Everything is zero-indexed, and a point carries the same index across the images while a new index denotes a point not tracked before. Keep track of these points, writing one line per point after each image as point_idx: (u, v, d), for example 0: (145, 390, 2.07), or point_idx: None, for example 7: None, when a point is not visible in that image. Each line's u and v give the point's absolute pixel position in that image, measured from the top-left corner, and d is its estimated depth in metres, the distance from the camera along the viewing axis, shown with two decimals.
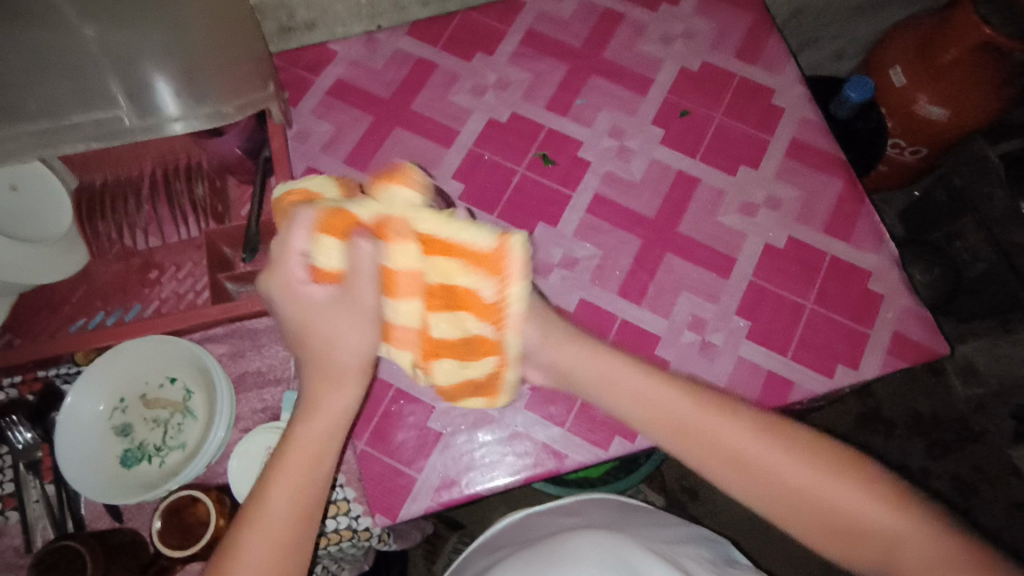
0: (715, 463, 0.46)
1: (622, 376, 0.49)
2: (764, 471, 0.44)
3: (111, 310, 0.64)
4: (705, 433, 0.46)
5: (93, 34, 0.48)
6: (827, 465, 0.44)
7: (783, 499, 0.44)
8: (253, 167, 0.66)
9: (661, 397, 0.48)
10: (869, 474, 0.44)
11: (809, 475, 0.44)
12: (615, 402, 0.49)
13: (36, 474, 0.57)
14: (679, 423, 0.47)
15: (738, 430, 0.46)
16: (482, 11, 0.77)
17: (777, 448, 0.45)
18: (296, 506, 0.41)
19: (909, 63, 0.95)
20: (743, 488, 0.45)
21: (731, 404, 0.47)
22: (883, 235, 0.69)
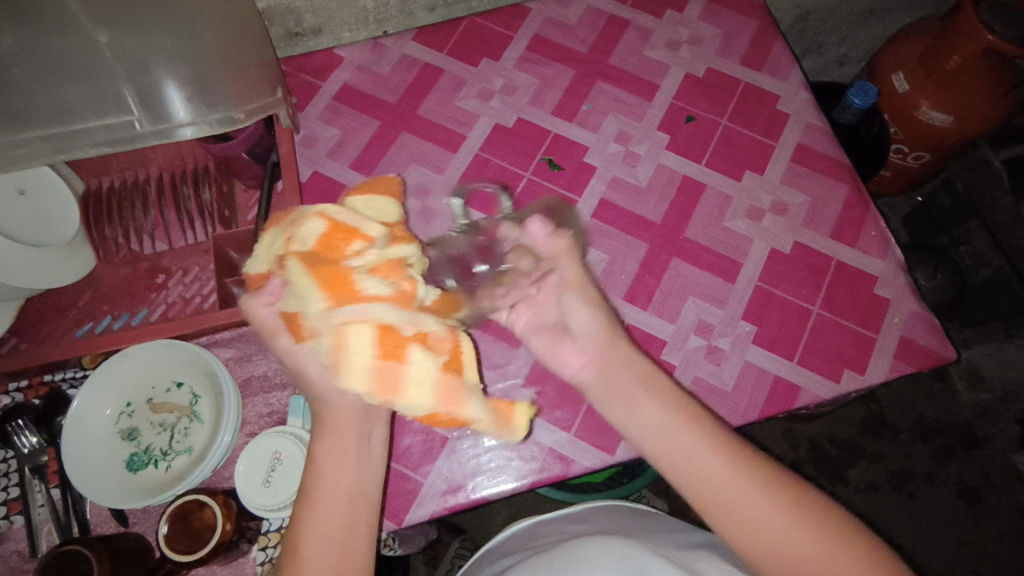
0: (719, 503, 0.41)
1: (646, 405, 0.45)
2: (773, 535, 0.40)
3: (117, 314, 0.64)
4: (717, 481, 0.42)
5: (106, 40, 0.48)
6: (838, 539, 0.39)
7: (790, 571, 0.39)
8: (260, 172, 0.67)
9: (681, 431, 0.44)
10: (880, 565, 0.39)
11: (825, 551, 0.39)
12: (644, 431, 0.45)
13: (41, 478, 0.56)
14: (693, 458, 0.43)
15: (750, 482, 0.41)
16: (488, 17, 0.77)
17: (787, 512, 0.40)
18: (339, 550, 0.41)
19: (911, 69, 0.95)
20: (747, 549, 0.40)
21: (749, 452, 0.43)
22: (889, 240, 0.69)
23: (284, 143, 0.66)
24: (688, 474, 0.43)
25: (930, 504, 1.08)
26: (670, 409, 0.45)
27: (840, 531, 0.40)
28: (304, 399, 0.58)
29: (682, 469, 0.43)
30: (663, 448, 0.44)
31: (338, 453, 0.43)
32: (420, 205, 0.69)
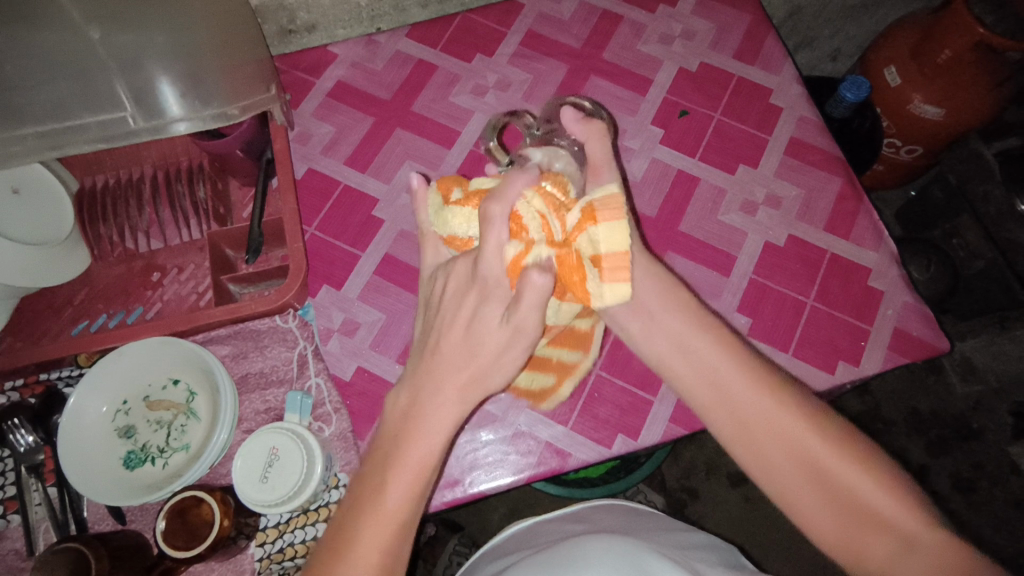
0: (729, 425, 0.48)
1: (687, 337, 0.51)
2: (782, 452, 0.45)
3: (113, 312, 0.64)
4: (735, 403, 0.47)
5: (98, 37, 0.48)
6: (844, 451, 0.44)
7: (797, 480, 0.44)
8: (255, 169, 0.67)
9: (715, 364, 0.49)
10: (882, 470, 0.43)
11: (832, 463, 0.44)
12: (669, 353, 0.52)
13: (38, 477, 0.56)
14: (720, 384, 0.48)
15: (769, 411, 0.46)
16: (481, 12, 0.77)
17: (798, 430, 0.45)
18: (394, 532, 0.38)
19: (903, 63, 0.96)
20: (750, 460, 0.47)
21: (781, 384, 0.48)
22: (883, 232, 0.69)
23: (278, 140, 0.66)
24: (712, 398, 0.48)
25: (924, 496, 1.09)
26: (704, 337, 0.51)
27: (843, 445, 0.45)
28: (300, 395, 0.58)
29: (706, 390, 0.49)
30: (692, 374, 0.50)
31: (430, 416, 0.41)
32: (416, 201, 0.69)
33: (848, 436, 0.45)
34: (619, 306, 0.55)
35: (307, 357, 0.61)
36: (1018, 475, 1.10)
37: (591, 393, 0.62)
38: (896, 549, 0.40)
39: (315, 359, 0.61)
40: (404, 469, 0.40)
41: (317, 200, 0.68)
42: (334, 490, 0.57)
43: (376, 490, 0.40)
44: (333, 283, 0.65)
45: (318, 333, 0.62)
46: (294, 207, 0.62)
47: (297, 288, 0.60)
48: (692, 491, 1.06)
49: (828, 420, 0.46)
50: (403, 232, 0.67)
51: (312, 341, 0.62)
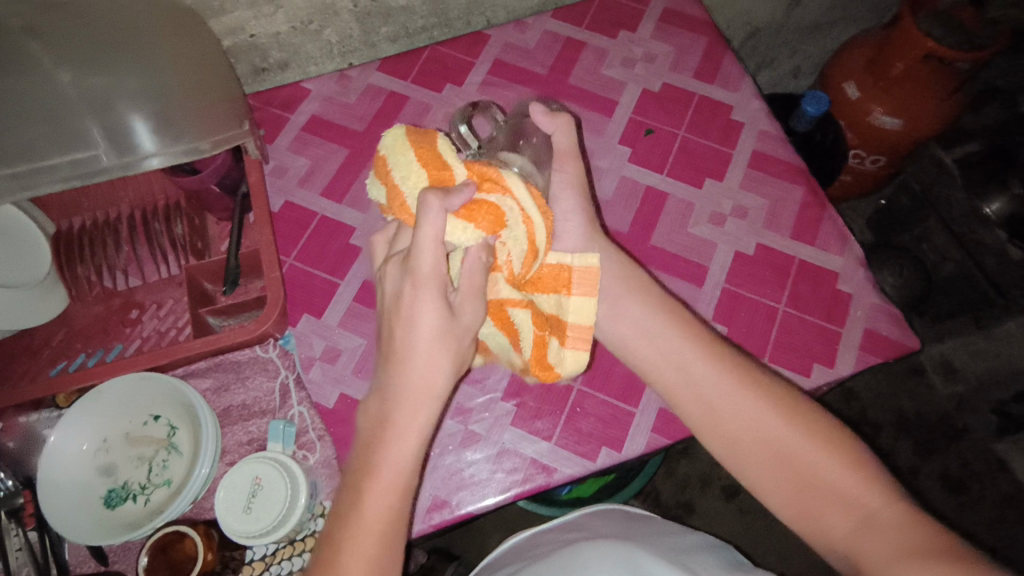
0: (692, 407, 0.52)
1: (651, 322, 0.55)
2: (744, 437, 0.49)
3: (91, 352, 0.64)
4: (701, 392, 0.51)
5: (69, 79, 0.51)
6: (797, 424, 0.48)
7: (758, 459, 0.48)
8: (231, 204, 0.68)
9: (677, 350, 0.54)
10: (833, 441, 0.47)
11: (794, 444, 0.47)
12: (637, 338, 0.55)
13: (18, 521, 0.54)
14: (684, 368, 0.53)
15: (727, 391, 0.50)
16: (449, 44, 0.80)
17: (753, 407, 0.49)
18: (383, 529, 0.42)
19: (860, 78, 1.00)
20: (715, 441, 0.51)
21: (737, 363, 0.52)
22: (847, 236, 0.71)
23: (253, 174, 0.67)
24: (680, 389, 0.52)
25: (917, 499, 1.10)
26: (670, 330, 0.55)
27: (806, 428, 0.48)
28: (282, 424, 0.58)
29: (675, 381, 0.53)
30: (660, 367, 0.54)
31: (398, 432, 0.43)
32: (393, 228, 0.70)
33: (812, 419, 0.49)
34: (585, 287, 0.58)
35: (289, 386, 0.61)
36: (1006, 473, 1.11)
37: (573, 408, 0.63)
38: (856, 524, 0.44)
39: (297, 387, 0.62)
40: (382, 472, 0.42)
41: (294, 231, 0.69)
42: (321, 517, 0.56)
43: (358, 493, 0.42)
44: (313, 312, 0.65)
45: (300, 361, 0.63)
46: (271, 239, 0.63)
47: (275, 318, 0.61)
48: (687, 506, 1.06)
49: (793, 402, 0.50)
50: (380, 259, 0.68)
51: (293, 370, 0.62)
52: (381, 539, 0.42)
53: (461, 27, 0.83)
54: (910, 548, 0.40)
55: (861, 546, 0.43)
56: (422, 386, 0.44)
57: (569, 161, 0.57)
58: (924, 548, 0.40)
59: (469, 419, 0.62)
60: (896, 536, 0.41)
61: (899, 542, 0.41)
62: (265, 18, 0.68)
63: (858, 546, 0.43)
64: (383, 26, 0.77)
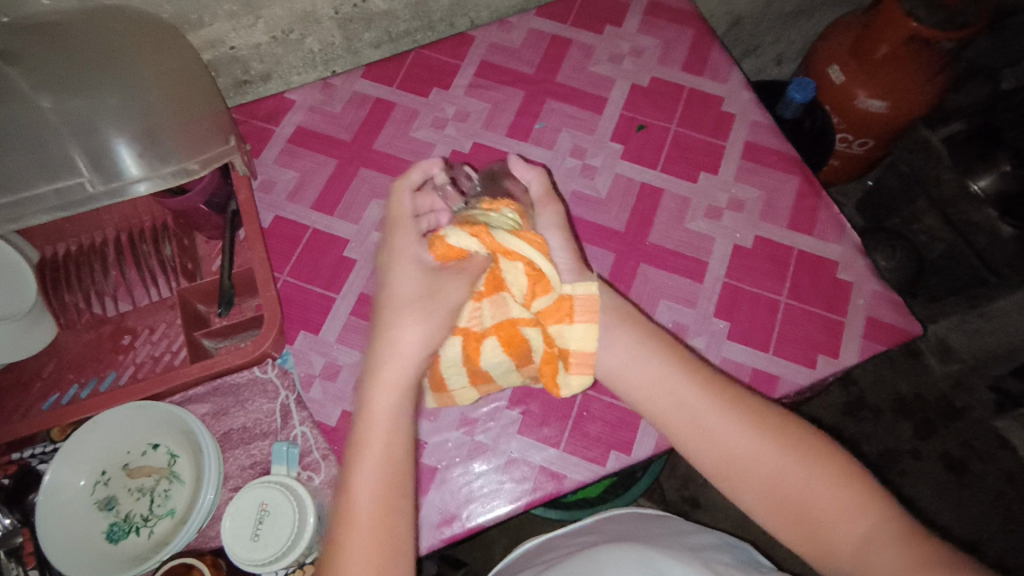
0: (687, 438, 0.49)
1: (638, 363, 0.53)
2: (738, 461, 0.47)
3: (84, 381, 0.62)
4: (695, 416, 0.49)
5: (50, 105, 0.50)
6: (801, 451, 0.47)
7: (762, 485, 0.46)
8: (221, 223, 0.66)
9: (671, 385, 0.51)
10: (840, 467, 0.46)
11: (789, 467, 0.46)
12: (620, 374, 0.53)
13: (19, 561, 0.53)
14: (678, 402, 0.50)
15: (724, 418, 0.49)
16: (434, 47, 0.79)
17: (752, 434, 0.48)
18: (377, 518, 0.41)
19: (845, 61, 1.00)
20: (714, 469, 0.48)
21: (734, 395, 0.50)
22: (844, 225, 0.71)
23: (242, 190, 0.65)
24: (673, 415, 0.50)
25: (920, 480, 1.10)
26: (656, 359, 0.52)
27: (802, 449, 0.47)
28: (286, 445, 0.57)
29: (667, 408, 0.50)
30: (649, 393, 0.51)
31: (380, 398, 0.45)
32: None
33: (808, 439, 0.47)
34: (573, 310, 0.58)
35: (289, 407, 0.60)
36: (1006, 450, 1.12)
37: (580, 412, 0.62)
38: (865, 548, 0.42)
39: (298, 407, 0.60)
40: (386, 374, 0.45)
41: (285, 247, 0.68)
42: (330, 540, 0.55)
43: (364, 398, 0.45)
44: (311, 328, 0.64)
45: (299, 380, 0.62)
46: (264, 256, 0.62)
47: (273, 337, 0.59)
48: (692, 500, 1.06)
49: (789, 425, 0.48)
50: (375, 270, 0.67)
51: (293, 390, 0.61)
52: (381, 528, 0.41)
53: (444, 30, 0.81)
54: (914, 566, 0.39)
55: (873, 568, 0.41)
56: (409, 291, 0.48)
57: (550, 206, 0.57)
58: (928, 566, 0.39)
59: (475, 430, 0.61)
60: (896, 555, 0.40)
61: (902, 560, 0.40)
62: (245, 29, 0.66)
63: (865, 571, 0.41)
64: (365, 32, 0.75)
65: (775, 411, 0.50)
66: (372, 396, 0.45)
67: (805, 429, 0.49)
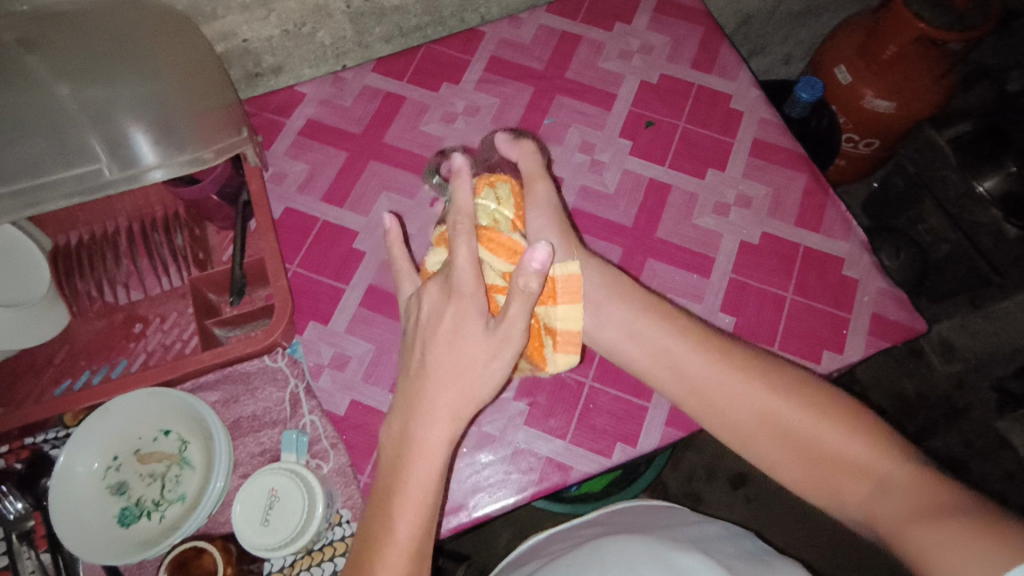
0: (688, 397, 0.52)
1: (640, 325, 0.55)
2: (743, 423, 0.50)
3: (96, 368, 0.63)
4: (696, 385, 0.52)
5: (68, 92, 0.50)
6: (801, 399, 0.48)
7: (766, 437, 0.48)
8: (232, 213, 0.67)
9: (674, 346, 0.53)
10: (844, 414, 0.47)
11: (784, 416, 0.48)
12: (625, 336, 0.56)
13: (30, 544, 0.54)
14: (680, 361, 0.53)
15: (723, 375, 0.51)
16: (444, 42, 0.79)
17: (753, 387, 0.50)
18: (421, 511, 0.42)
19: (851, 61, 1.00)
20: (716, 425, 0.51)
21: (733, 352, 0.52)
22: (851, 223, 0.71)
23: (254, 181, 0.66)
24: (675, 383, 0.53)
25: None
26: (656, 327, 0.55)
27: (803, 402, 0.48)
28: (295, 433, 0.57)
29: (669, 376, 0.53)
30: (651, 362, 0.54)
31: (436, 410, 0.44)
32: (395, 231, 0.69)
33: (809, 392, 0.49)
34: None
35: (299, 396, 0.61)
36: (1009, 450, 1.12)
37: (586, 404, 0.63)
38: (872, 490, 0.44)
39: (307, 396, 0.61)
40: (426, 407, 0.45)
41: (295, 238, 0.68)
42: (338, 527, 0.56)
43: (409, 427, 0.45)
44: (320, 319, 0.64)
45: (308, 369, 0.62)
46: (275, 246, 0.62)
47: (284, 326, 0.60)
48: (695, 496, 1.06)
49: (788, 376, 0.50)
50: (384, 262, 0.68)
51: (303, 379, 0.61)
52: (420, 524, 0.42)
53: (454, 25, 0.82)
54: (918, 509, 0.40)
55: (879, 510, 0.42)
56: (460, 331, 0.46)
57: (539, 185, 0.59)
58: (931, 507, 0.40)
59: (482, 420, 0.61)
60: (902, 498, 0.41)
61: (909, 504, 0.41)
62: (258, 22, 0.67)
63: (873, 513, 0.43)
64: (377, 26, 0.76)
65: (773, 363, 0.52)
66: (414, 424, 0.45)
67: (804, 378, 0.51)
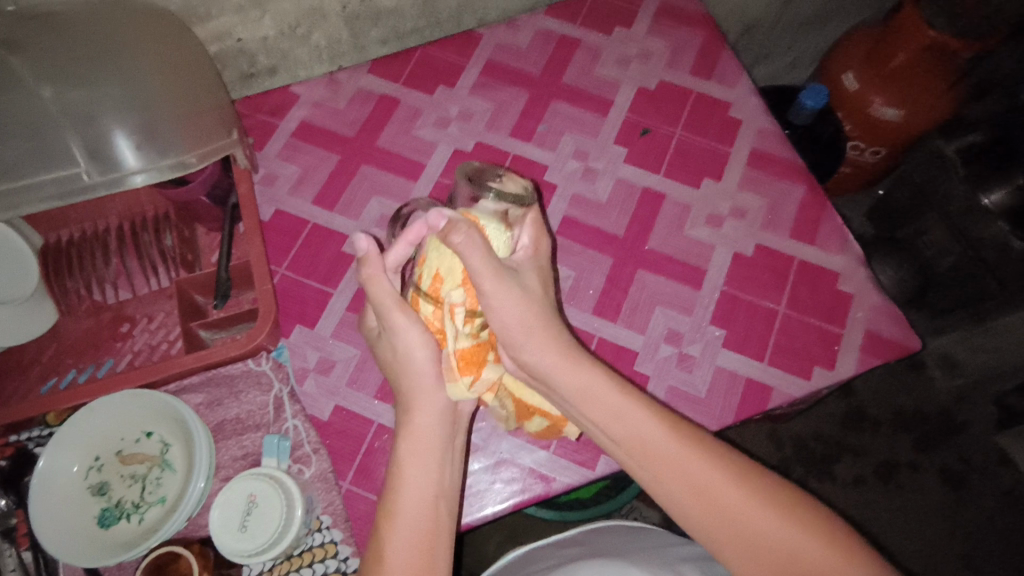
0: (658, 484, 0.46)
1: (610, 404, 0.48)
2: (724, 506, 0.43)
3: (82, 367, 0.63)
4: (663, 460, 0.46)
5: (51, 95, 0.51)
6: (777, 507, 0.43)
7: (739, 542, 0.42)
8: (221, 215, 0.67)
9: (646, 431, 0.47)
10: (823, 528, 0.42)
11: (764, 521, 0.42)
12: (589, 413, 0.49)
13: (10, 541, 0.54)
14: (650, 447, 0.46)
15: (692, 466, 0.45)
16: (441, 45, 0.79)
17: (727, 484, 0.44)
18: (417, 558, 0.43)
19: (860, 67, 0.98)
20: (689, 520, 0.44)
21: (706, 440, 0.47)
22: (847, 236, 0.70)
23: (243, 183, 0.66)
24: (652, 471, 0.46)
25: (917, 495, 1.08)
26: (638, 409, 0.48)
27: (787, 509, 0.43)
28: (276, 438, 0.58)
29: (645, 463, 0.46)
30: (625, 447, 0.48)
31: (409, 433, 0.49)
32: (385, 235, 0.69)
33: (787, 500, 0.43)
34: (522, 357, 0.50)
35: (282, 399, 0.61)
36: (1007, 466, 1.11)
37: None
38: None
39: (291, 400, 0.61)
40: (412, 452, 0.48)
41: (285, 240, 0.68)
42: (318, 532, 0.56)
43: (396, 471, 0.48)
44: (307, 322, 0.64)
45: (293, 373, 0.62)
46: (262, 250, 0.62)
47: (269, 329, 0.60)
48: None
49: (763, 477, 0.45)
50: None
51: (287, 383, 0.61)
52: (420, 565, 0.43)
53: (452, 28, 0.81)
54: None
55: None
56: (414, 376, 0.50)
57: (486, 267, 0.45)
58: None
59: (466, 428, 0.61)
60: None
61: None
62: (252, 23, 0.66)
63: None
64: (373, 28, 0.75)
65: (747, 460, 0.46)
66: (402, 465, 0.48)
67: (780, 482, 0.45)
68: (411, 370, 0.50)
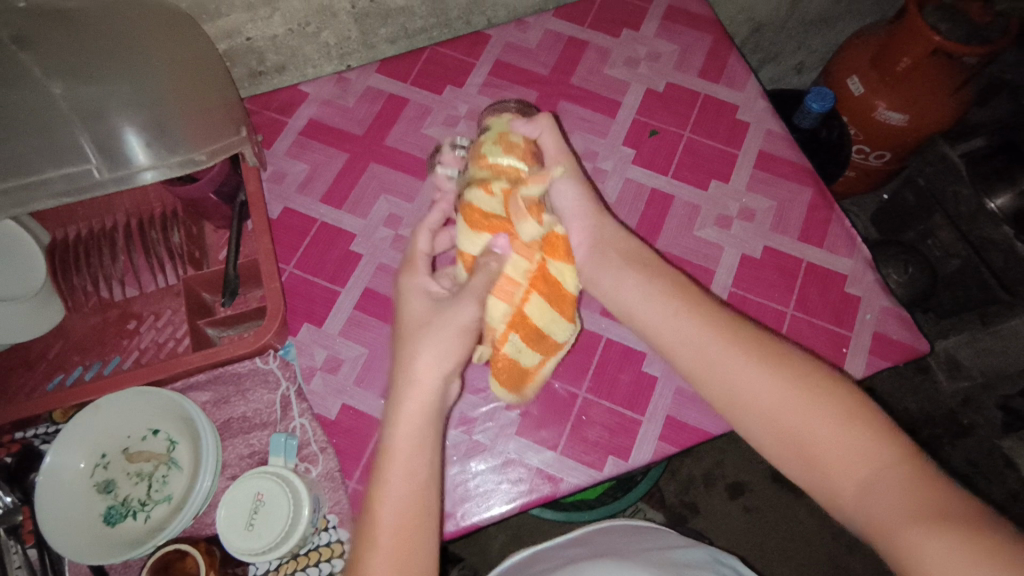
0: (687, 368, 0.50)
1: (648, 305, 0.54)
2: (735, 393, 0.47)
3: (88, 364, 0.63)
4: (700, 359, 0.49)
5: (61, 92, 0.51)
6: (794, 381, 0.45)
7: (761, 421, 0.46)
8: (229, 212, 0.66)
9: (677, 324, 0.52)
10: (838, 398, 0.44)
11: (784, 397, 0.45)
12: (637, 302, 0.55)
13: (17, 538, 0.53)
14: (681, 339, 0.51)
15: (716, 349, 0.49)
16: (449, 45, 0.79)
17: (752, 363, 0.47)
18: (399, 536, 0.42)
19: (865, 72, 0.98)
20: (715, 399, 0.49)
21: (735, 327, 0.50)
22: (856, 238, 0.70)
23: (252, 182, 0.66)
24: (682, 357, 0.51)
25: None
26: (677, 305, 0.53)
27: (807, 384, 0.45)
28: (284, 437, 0.57)
29: (684, 357, 0.50)
30: (661, 333, 0.53)
31: (403, 431, 0.46)
32: (394, 234, 0.69)
33: (811, 376, 0.46)
34: (595, 270, 0.59)
35: (290, 398, 0.60)
36: (1014, 470, 1.09)
37: (579, 416, 0.62)
38: (857, 485, 0.41)
39: (299, 399, 0.60)
40: (400, 453, 0.45)
41: (294, 238, 0.68)
42: (325, 532, 0.55)
43: (381, 471, 0.45)
44: (314, 321, 0.64)
45: (300, 372, 0.62)
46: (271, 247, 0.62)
47: (276, 329, 0.60)
48: (692, 507, 1.05)
49: (783, 353, 0.48)
50: (381, 266, 0.67)
51: (294, 381, 0.61)
52: (399, 536, 0.42)
53: (461, 27, 0.81)
54: (911, 512, 0.37)
55: (866, 507, 0.40)
56: (425, 368, 0.48)
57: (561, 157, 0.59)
58: (937, 514, 0.36)
59: (474, 429, 0.61)
60: (891, 498, 0.39)
61: (897, 503, 0.38)
62: (262, 21, 0.66)
63: (862, 511, 0.40)
64: (382, 27, 0.75)
65: (777, 340, 0.49)
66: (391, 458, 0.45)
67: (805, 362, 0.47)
68: (439, 355, 0.48)
